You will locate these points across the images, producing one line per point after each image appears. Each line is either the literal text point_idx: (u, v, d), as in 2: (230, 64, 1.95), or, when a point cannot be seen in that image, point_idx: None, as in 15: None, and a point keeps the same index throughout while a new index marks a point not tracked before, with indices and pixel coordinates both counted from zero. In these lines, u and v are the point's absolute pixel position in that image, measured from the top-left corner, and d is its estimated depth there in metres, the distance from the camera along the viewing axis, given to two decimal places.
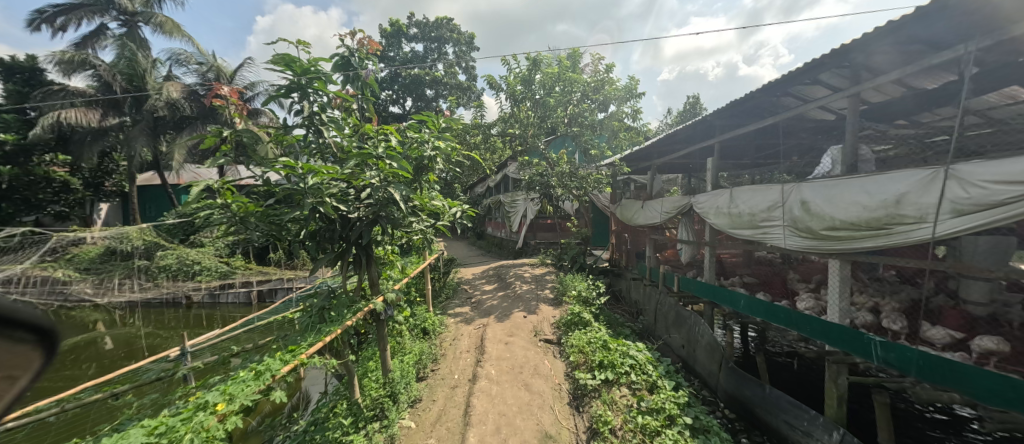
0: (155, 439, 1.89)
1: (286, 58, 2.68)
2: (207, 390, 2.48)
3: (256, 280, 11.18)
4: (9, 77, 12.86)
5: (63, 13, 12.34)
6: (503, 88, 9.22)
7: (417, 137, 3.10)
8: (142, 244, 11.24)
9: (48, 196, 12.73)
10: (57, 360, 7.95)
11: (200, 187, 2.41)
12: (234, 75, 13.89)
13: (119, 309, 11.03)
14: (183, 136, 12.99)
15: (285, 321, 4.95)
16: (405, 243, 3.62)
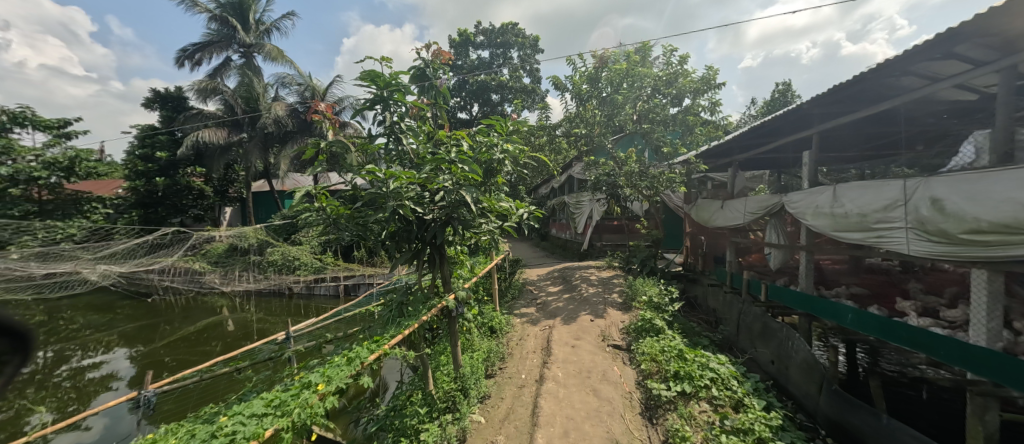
0: (272, 411, 2.18)
1: (372, 73, 2.92)
2: (308, 372, 2.80)
3: (343, 276, 12.29)
4: (162, 106, 15.72)
5: (200, 49, 14.76)
6: (568, 88, 9.12)
7: (487, 141, 3.17)
8: (254, 242, 13.00)
9: (189, 202, 15.37)
10: (195, 338, 9.55)
11: (301, 193, 2.74)
12: (326, 92, 15.50)
13: (237, 297, 12.89)
14: (287, 149, 14.82)
15: (368, 313, 5.39)
16: (474, 244, 3.73)
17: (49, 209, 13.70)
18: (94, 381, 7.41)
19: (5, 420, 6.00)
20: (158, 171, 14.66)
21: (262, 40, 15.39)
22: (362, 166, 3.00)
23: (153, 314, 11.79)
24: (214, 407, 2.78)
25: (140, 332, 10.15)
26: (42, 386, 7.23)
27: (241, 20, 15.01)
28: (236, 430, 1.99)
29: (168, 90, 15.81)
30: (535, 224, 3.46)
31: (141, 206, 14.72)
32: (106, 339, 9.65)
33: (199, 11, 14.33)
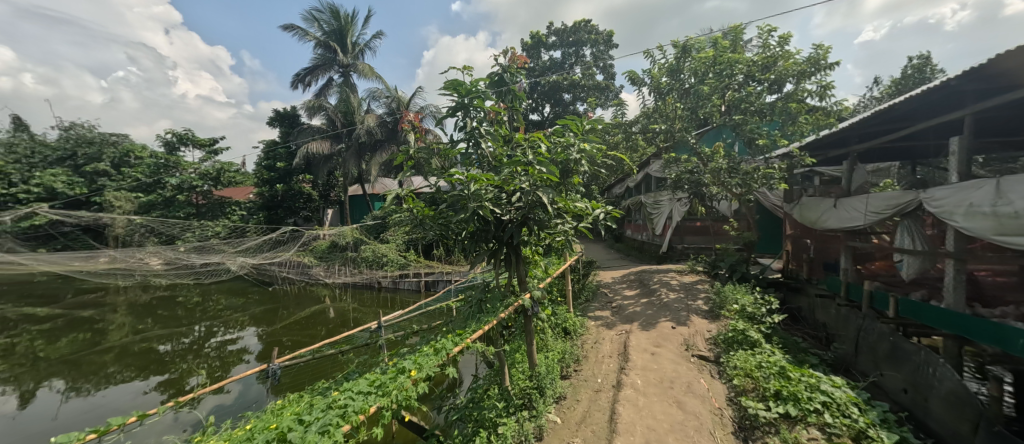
0: (374, 390, 2.43)
1: (454, 82, 3.09)
2: (402, 358, 3.07)
3: (424, 272, 13.13)
4: (281, 123, 18.29)
5: (308, 73, 16.88)
6: (647, 82, 8.67)
7: (563, 141, 3.16)
8: (350, 240, 14.49)
9: (300, 204, 17.68)
10: (304, 322, 10.97)
11: (392, 195, 3.00)
12: (411, 102, 16.70)
13: (337, 288, 14.49)
14: (377, 156, 16.25)
15: (449, 308, 5.71)
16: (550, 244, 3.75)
17: (204, 212, 17.56)
18: (231, 353, 8.89)
19: (174, 379, 7.50)
20: (278, 179, 17.22)
21: (357, 59, 17.09)
22: (447, 170, 3.19)
23: (274, 300, 13.81)
24: (323, 385, 3.17)
25: (264, 315, 11.93)
26: (197, 354, 8.88)
27: (341, 43, 16.83)
28: (348, 403, 2.26)
29: (284, 109, 18.36)
30: (613, 224, 3.36)
31: (265, 208, 17.41)
32: (240, 319, 11.52)
33: (308, 39, 16.38)
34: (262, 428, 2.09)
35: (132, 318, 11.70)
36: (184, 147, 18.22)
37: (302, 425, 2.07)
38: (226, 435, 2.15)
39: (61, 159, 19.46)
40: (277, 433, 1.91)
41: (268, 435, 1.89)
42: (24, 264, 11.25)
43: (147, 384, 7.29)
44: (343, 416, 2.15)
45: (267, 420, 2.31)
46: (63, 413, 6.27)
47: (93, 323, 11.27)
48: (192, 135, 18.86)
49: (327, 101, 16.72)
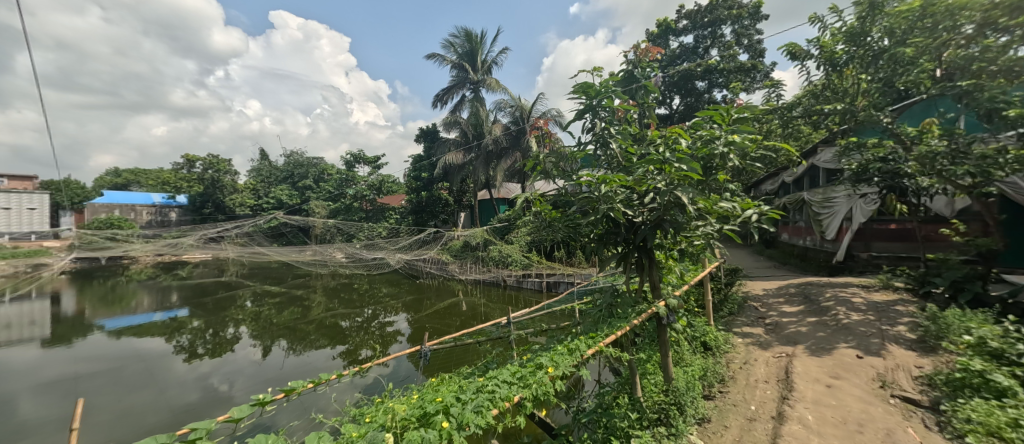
0: (516, 381, 2.60)
1: (584, 84, 3.07)
2: (537, 354, 3.20)
3: (547, 273, 13.38)
4: (425, 139, 20.92)
5: (445, 92, 18.88)
6: (814, 54, 7.23)
7: (706, 135, 2.86)
8: (480, 240, 15.66)
9: (439, 209, 19.91)
10: (443, 313, 12.31)
11: (522, 199, 3.17)
12: (534, 109, 17.22)
13: (469, 284, 15.85)
14: (503, 162, 17.18)
15: (575, 309, 5.72)
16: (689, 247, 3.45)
17: (371, 215, 21.35)
18: (389, 334, 10.49)
19: (351, 349, 9.24)
20: (423, 187, 19.83)
21: (486, 75, 18.41)
22: (575, 174, 3.20)
23: (420, 291, 15.85)
24: (467, 372, 3.52)
25: (413, 303, 13.79)
26: (366, 331, 10.77)
27: (472, 63, 18.39)
28: (495, 390, 2.47)
29: (428, 126, 20.95)
30: (770, 226, 2.91)
31: (413, 212, 20.12)
32: (396, 305, 13.53)
33: (445, 63, 18.34)
34: (429, 400, 2.45)
35: (324, 298, 14.85)
36: (357, 164, 22.40)
37: (460, 402, 2.34)
38: (398, 404, 2.55)
39: (284, 178, 26.08)
40: (442, 407, 2.22)
41: (433, 408, 2.20)
42: (268, 253, 15.51)
43: (334, 351, 9.15)
44: (492, 401, 2.37)
45: (428, 395, 2.67)
46: (286, 365, 8.32)
47: (302, 300, 14.71)
48: (364, 153, 23.09)
49: (461, 116, 18.44)
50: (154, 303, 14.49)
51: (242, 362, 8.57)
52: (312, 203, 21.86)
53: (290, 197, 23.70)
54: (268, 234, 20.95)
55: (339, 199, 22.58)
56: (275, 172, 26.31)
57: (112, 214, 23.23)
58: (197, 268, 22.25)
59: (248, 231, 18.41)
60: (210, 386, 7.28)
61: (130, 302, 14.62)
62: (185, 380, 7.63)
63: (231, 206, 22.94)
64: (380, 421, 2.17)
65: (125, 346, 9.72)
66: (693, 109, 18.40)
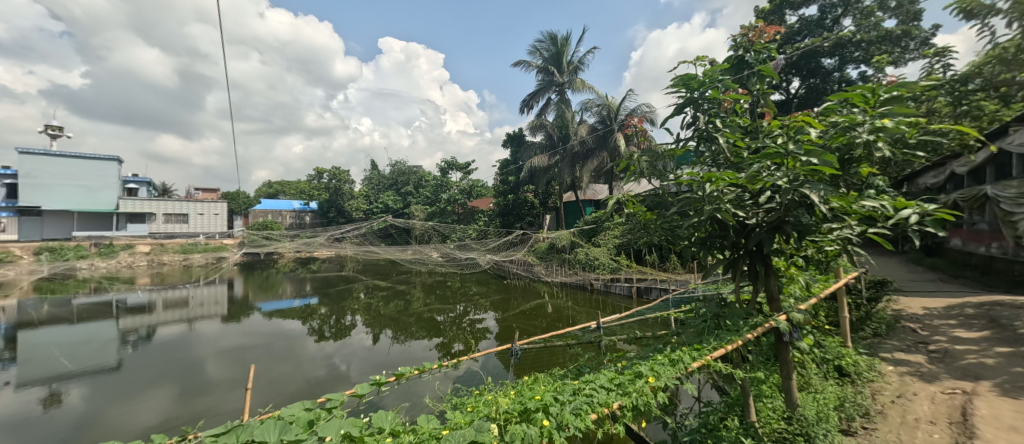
0: (614, 388, 2.52)
1: (685, 77, 2.87)
2: (635, 362, 3.04)
3: (637, 278, 12.71)
4: (512, 144, 21.51)
5: (532, 96, 19.13)
6: (997, 10, 5.73)
7: (845, 122, 2.44)
8: (567, 242, 15.52)
9: (525, 211, 20.19)
10: (530, 314, 12.45)
11: (613, 200, 3.08)
12: (623, 106, 16.53)
13: (555, 286, 15.83)
14: (590, 163, 16.79)
15: (673, 319, 5.33)
16: (818, 253, 3.00)
17: (462, 218, 22.69)
18: (478, 331, 10.95)
19: (445, 343, 9.86)
20: (510, 190, 20.38)
21: (572, 76, 18.24)
22: (674, 172, 2.99)
23: (507, 290, 16.30)
24: (558, 375, 3.52)
25: (501, 303, 14.22)
26: (458, 327, 11.40)
27: (558, 65, 18.40)
28: (592, 394, 2.43)
29: (515, 131, 21.49)
30: (937, 228, 2.36)
31: (500, 215, 20.74)
32: (485, 304, 14.07)
33: (532, 68, 18.64)
34: (528, 397, 2.51)
35: (422, 294, 16.10)
36: (451, 170, 23.92)
37: (559, 403, 2.35)
38: (496, 400, 2.68)
39: (390, 185, 28.97)
40: (541, 405, 2.27)
41: (534, 405, 2.26)
42: (378, 251, 17.40)
43: (431, 343, 9.86)
44: (590, 405, 2.33)
45: (523, 392, 2.75)
46: (392, 352, 9.21)
47: (405, 295, 16.14)
48: (457, 160, 24.60)
49: (546, 119, 18.50)
50: (295, 291, 17.30)
51: (357, 347, 9.70)
52: (412, 207, 23.93)
53: (395, 202, 26.25)
54: (377, 235, 23.53)
55: (435, 203, 24.35)
56: (383, 179, 29.41)
57: (264, 218, 28.32)
58: (323, 263, 25.95)
59: (361, 233, 20.89)
60: (334, 364, 8.37)
61: (277, 290, 17.65)
62: (314, 357, 8.89)
63: (349, 210, 26.29)
64: (480, 416, 2.31)
65: (273, 326, 11.72)
66: (818, 93, 15.73)
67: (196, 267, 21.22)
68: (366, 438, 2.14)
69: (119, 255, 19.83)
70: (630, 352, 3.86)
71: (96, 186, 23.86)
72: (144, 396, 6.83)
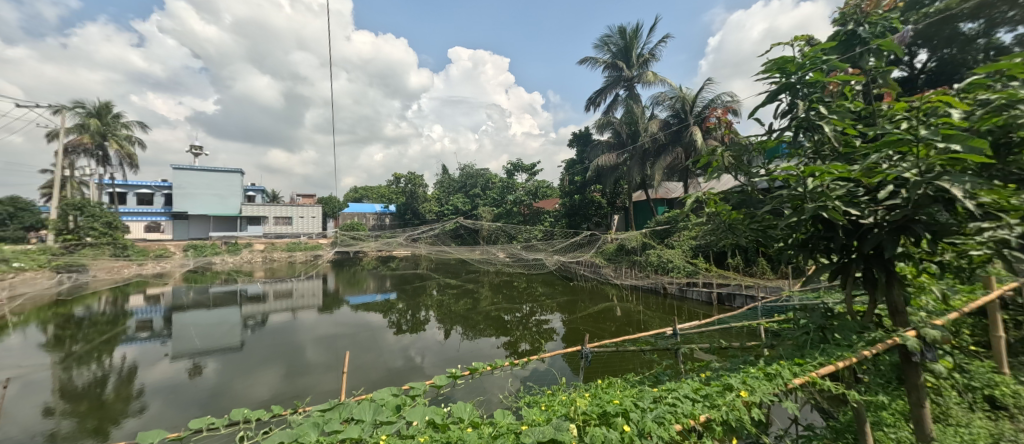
0: (700, 399, 2.38)
1: (780, 60, 2.62)
2: (720, 374, 2.90)
3: (717, 283, 11.73)
4: (577, 143, 21.17)
5: (599, 94, 18.65)
6: None
7: (999, 99, 2.05)
8: (637, 243, 14.85)
9: (592, 212, 19.72)
10: (598, 317, 12.09)
11: (693, 199, 2.90)
12: (699, 98, 15.44)
13: (625, 289, 15.27)
14: (662, 160, 15.91)
15: (760, 330, 4.85)
16: (958, 258, 2.57)
17: (528, 218, 22.93)
18: (545, 331, 10.92)
19: (512, 341, 10.00)
20: (577, 190, 20.08)
21: (642, 70, 17.47)
22: (765, 166, 2.73)
23: (574, 292, 16.09)
24: (636, 380, 3.62)
25: (567, 304, 14.04)
26: (525, 326, 11.49)
27: (626, 60, 17.72)
28: (675, 403, 2.33)
29: (580, 130, 21.12)
30: None
31: (567, 216, 20.49)
32: (551, 305, 14.02)
33: (598, 65, 18.19)
34: (606, 401, 2.62)
35: (490, 293, 16.51)
36: (518, 172, 24.25)
37: (639, 409, 2.34)
38: (568, 402, 2.90)
39: (460, 187, 30.18)
40: (620, 410, 2.28)
41: (613, 409, 2.30)
42: (449, 251, 18.21)
43: (498, 341, 10.05)
44: (673, 414, 2.25)
45: (598, 396, 2.90)
46: (462, 347, 9.58)
47: (474, 293, 16.67)
48: (523, 162, 24.88)
49: (614, 116, 17.89)
50: (377, 287, 18.84)
51: (431, 340, 10.24)
52: (480, 209, 24.67)
53: (464, 203, 27.26)
54: (449, 235, 24.68)
55: (502, 204, 24.87)
56: (453, 182, 30.70)
57: (351, 220, 31.22)
58: (401, 262, 27.85)
59: (434, 233, 22.06)
60: (410, 356, 8.91)
61: (363, 285, 19.35)
62: (394, 348, 9.55)
63: (423, 212, 27.95)
64: (555, 417, 2.48)
65: (359, 318, 12.84)
66: (959, 66, 11.59)
67: (298, 263, 24.09)
68: (444, 424, 2.50)
69: (240, 252, 23.26)
70: (714, 363, 3.67)
71: (225, 193, 28.01)
72: (258, 373, 7.87)
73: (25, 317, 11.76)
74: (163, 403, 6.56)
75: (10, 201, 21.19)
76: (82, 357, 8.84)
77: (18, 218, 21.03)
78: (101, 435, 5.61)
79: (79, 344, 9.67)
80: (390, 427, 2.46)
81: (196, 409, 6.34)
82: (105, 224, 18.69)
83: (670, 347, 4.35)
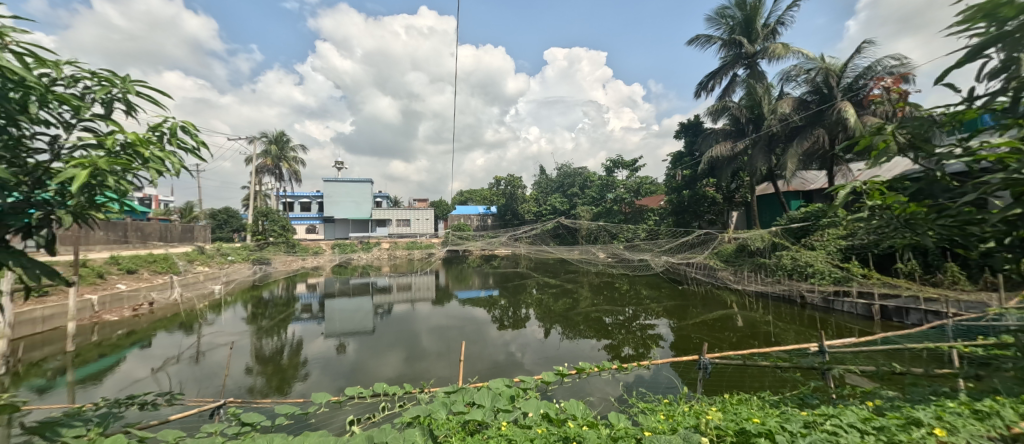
0: (873, 434, 2.10)
1: (990, 4, 2.04)
2: (894, 412, 2.48)
3: (879, 294, 9.55)
4: (686, 134, 19.37)
5: (712, 77, 16.80)
6: None
7: None
8: (764, 244, 12.95)
9: (705, 208, 17.88)
10: (713, 325, 10.89)
11: (847, 189, 2.39)
12: (847, 68, 12.85)
13: (748, 296, 13.51)
14: (796, 146, 13.64)
15: (952, 355, 3.78)
16: None
17: (630, 217, 21.85)
18: (651, 337, 10.26)
19: (614, 345, 9.64)
20: (685, 185, 18.33)
21: (768, 43, 15.25)
22: (962, 144, 2.14)
23: (684, 297, 14.64)
24: (776, 400, 3.25)
25: (676, 310, 12.90)
26: (628, 330, 10.98)
27: (747, 34, 15.61)
28: (837, 433, 2.09)
29: (689, 119, 19.30)
30: None
31: (674, 213, 18.84)
32: (657, 309, 13.13)
33: (712, 43, 16.39)
34: (744, 418, 2.58)
35: (590, 294, 16.15)
36: (618, 168, 23.30)
37: (788, 433, 2.19)
38: (694, 414, 2.83)
39: (558, 187, 30.24)
40: (765, 429, 2.19)
41: (756, 429, 2.18)
42: (549, 250, 18.36)
43: (599, 344, 9.77)
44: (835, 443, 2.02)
45: (734, 413, 2.83)
46: (563, 347, 9.56)
47: (573, 293, 16.45)
48: (624, 158, 23.83)
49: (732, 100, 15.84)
50: (482, 284, 19.94)
51: (532, 337, 10.47)
52: (579, 208, 24.34)
53: (562, 203, 27.18)
54: (549, 235, 24.89)
55: (602, 203, 24.18)
56: (551, 182, 30.89)
57: (459, 221, 33.73)
58: (503, 260, 29.07)
59: (535, 233, 22.49)
60: (511, 351, 9.23)
61: (469, 281, 20.69)
62: (498, 342, 10.00)
63: (523, 212, 28.84)
64: (678, 427, 2.47)
65: (466, 312, 13.77)
66: None
67: (416, 260, 26.91)
68: (558, 419, 2.57)
69: (372, 249, 26.91)
70: (887, 391, 3.04)
71: (361, 199, 32.64)
72: (387, 355, 9.00)
73: (234, 297, 15.44)
74: (320, 372, 7.95)
75: (224, 210, 28.04)
76: (269, 330, 11.24)
77: (229, 223, 27.73)
78: (281, 392, 7.05)
79: (266, 320, 12.32)
80: (510, 415, 2.61)
81: (342, 380, 7.53)
82: (282, 227, 23.45)
83: (816, 366, 3.67)
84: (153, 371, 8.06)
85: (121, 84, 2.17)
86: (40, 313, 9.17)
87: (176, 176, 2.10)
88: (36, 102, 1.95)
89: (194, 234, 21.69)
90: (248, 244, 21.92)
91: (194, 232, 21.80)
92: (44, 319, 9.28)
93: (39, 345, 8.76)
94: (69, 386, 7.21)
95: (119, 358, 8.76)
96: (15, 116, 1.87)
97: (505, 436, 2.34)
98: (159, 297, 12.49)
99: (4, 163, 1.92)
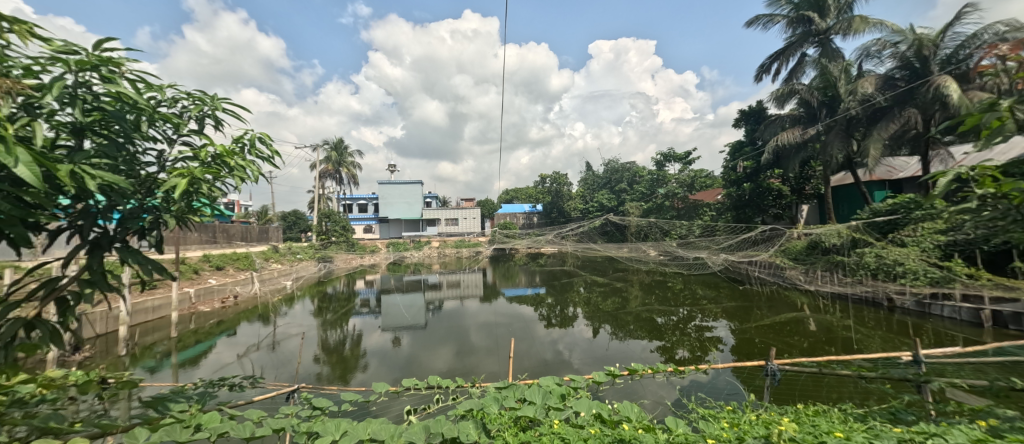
0: None
1: None
2: (1016, 435, 2.14)
3: (990, 297, 8.25)
4: (746, 122, 18.02)
5: (776, 59, 15.47)
6: None
7: None
8: (842, 240, 11.69)
9: (770, 202, 16.53)
10: (779, 328, 10.04)
11: (948, 176, 2.07)
12: (945, 37, 11.24)
13: (823, 298, 12.30)
14: (880, 129, 12.18)
15: None
16: None
17: (683, 213, 20.83)
18: (708, 339, 9.69)
19: (667, 347, 9.24)
20: (746, 178, 17.05)
21: (842, 17, 13.80)
22: None
23: (746, 298, 13.63)
24: (861, 413, 2.94)
25: (737, 311, 12.07)
26: (682, 331, 10.48)
27: (817, 8, 14.21)
28: None
29: (750, 106, 17.92)
30: None
31: (734, 208, 17.66)
32: (715, 310, 12.38)
33: (775, 22, 15.09)
34: (824, 431, 2.37)
35: (641, 292, 15.63)
36: (670, 162, 22.26)
37: None
38: (763, 424, 2.63)
39: (604, 183, 29.49)
40: None
41: None
42: (597, 248, 17.97)
43: (651, 345, 9.42)
44: None
45: (811, 425, 2.60)
46: (612, 347, 9.31)
47: (622, 292, 15.98)
48: (676, 151, 22.71)
49: (800, 83, 14.49)
50: (529, 281, 20.02)
51: (580, 336, 10.33)
52: (628, 204, 23.60)
53: (610, 200, 26.44)
54: (596, 233, 24.36)
55: (652, 199, 23.26)
56: (597, 179, 30.17)
57: (505, 219, 34.07)
58: (550, 258, 28.96)
59: (582, 230, 22.10)
60: (559, 350, 9.14)
61: (516, 279, 20.84)
62: (545, 340, 9.95)
63: (570, 210, 28.58)
64: (746, 437, 2.31)
65: (513, 309, 13.87)
66: None
67: (465, 257, 27.45)
68: (611, 421, 2.51)
69: (424, 248, 27.94)
70: (1005, 409, 2.62)
71: (412, 200, 34.08)
72: (439, 349, 9.32)
73: (302, 292, 16.78)
74: (378, 364, 8.41)
75: (293, 213, 30.54)
76: (333, 323, 12.11)
77: (298, 224, 30.17)
78: (344, 380, 7.56)
79: (331, 313, 13.29)
80: (561, 413, 2.58)
81: (398, 371, 7.91)
82: (343, 227, 25.08)
83: (910, 378, 3.24)
84: (238, 356, 9.00)
85: (210, 102, 2.43)
86: (150, 303, 10.57)
87: (254, 183, 2.33)
88: (146, 122, 2.24)
89: (268, 234, 23.86)
90: (314, 244, 23.71)
91: (268, 233, 23.98)
92: (153, 309, 10.69)
93: (150, 330, 10.11)
94: (174, 368, 8.24)
95: (210, 344, 9.87)
96: (130, 134, 2.16)
97: (558, 434, 2.33)
98: (241, 291, 13.92)
99: (124, 176, 2.23)
